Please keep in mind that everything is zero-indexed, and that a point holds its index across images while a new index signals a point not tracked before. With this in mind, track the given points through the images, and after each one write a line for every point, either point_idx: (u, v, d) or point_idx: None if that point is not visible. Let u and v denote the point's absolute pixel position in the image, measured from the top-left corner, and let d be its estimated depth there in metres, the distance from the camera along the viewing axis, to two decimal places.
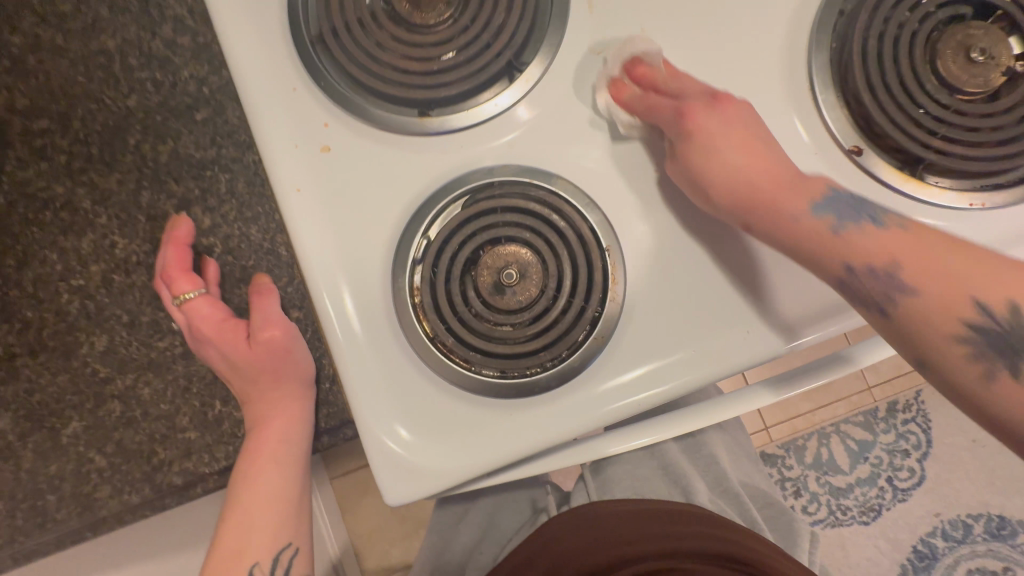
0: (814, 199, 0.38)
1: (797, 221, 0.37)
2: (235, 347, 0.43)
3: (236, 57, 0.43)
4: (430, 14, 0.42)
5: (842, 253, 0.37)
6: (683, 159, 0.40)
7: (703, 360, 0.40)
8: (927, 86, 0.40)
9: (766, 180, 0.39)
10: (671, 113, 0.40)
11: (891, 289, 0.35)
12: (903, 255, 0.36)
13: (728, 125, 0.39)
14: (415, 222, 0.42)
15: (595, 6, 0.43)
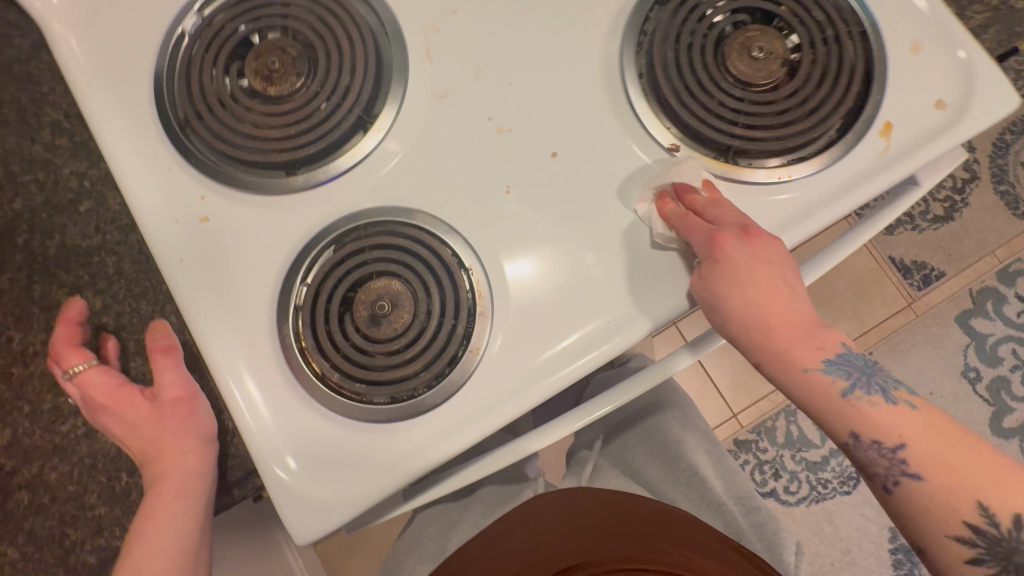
0: (829, 360, 0.39)
1: (812, 380, 0.39)
2: (128, 406, 0.40)
3: (112, 150, 0.47)
4: (284, 86, 0.47)
5: (846, 420, 0.39)
6: (709, 284, 0.42)
7: (572, 351, 0.43)
8: (723, 84, 0.46)
9: (785, 331, 0.40)
10: (705, 237, 0.42)
11: (897, 471, 0.37)
12: (910, 437, 0.37)
13: (755, 261, 0.41)
14: (293, 271, 0.45)
15: (433, 56, 0.48)
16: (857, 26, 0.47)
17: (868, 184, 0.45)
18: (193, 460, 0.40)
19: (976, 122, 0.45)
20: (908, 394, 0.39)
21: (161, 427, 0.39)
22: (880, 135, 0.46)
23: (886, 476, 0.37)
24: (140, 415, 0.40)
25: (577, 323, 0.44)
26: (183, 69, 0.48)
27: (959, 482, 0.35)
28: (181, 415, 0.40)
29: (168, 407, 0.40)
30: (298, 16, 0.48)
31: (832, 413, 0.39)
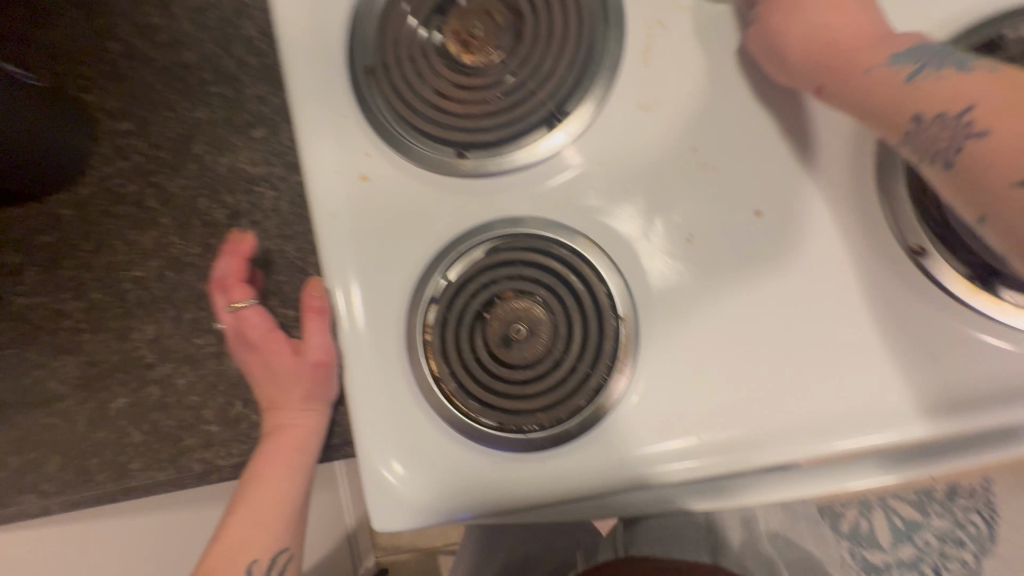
0: (899, 53, 0.32)
1: (874, 73, 0.32)
2: (269, 354, 0.42)
3: (295, 83, 0.45)
4: (479, 57, 0.43)
5: (905, 105, 0.30)
6: (766, 17, 0.38)
7: (713, 447, 0.38)
8: None
9: (847, 36, 0.35)
10: (781, 6, 0.37)
11: (960, 135, 0.28)
12: (994, 108, 0.27)
13: (811, 23, 0.36)
14: (437, 262, 0.42)
15: (652, 58, 0.41)
16: None
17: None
18: (313, 416, 0.43)
19: None
20: (996, 66, 0.29)
21: (296, 383, 0.42)
22: None
23: (947, 149, 0.28)
24: (279, 366, 0.42)
25: (727, 418, 0.38)
26: (383, 12, 0.45)
27: (1019, 111, 0.26)
28: (316, 374, 0.42)
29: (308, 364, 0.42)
30: None
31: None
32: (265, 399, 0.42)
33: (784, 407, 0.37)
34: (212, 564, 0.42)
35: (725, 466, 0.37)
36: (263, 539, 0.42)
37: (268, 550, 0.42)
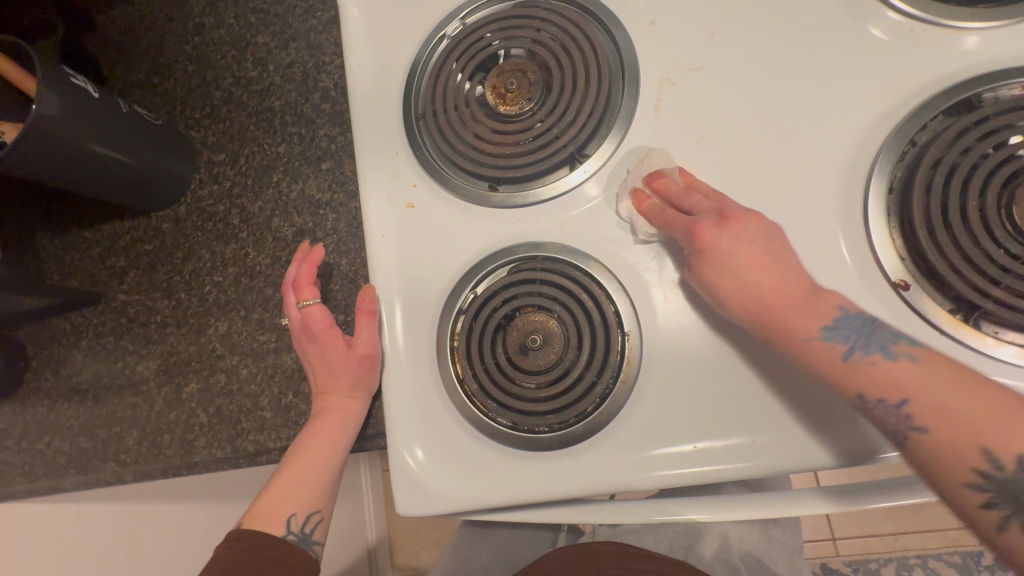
0: (828, 327, 0.38)
1: (795, 328, 0.38)
2: (325, 343, 0.48)
3: (360, 125, 0.54)
4: (514, 105, 0.50)
5: (850, 382, 0.37)
6: (699, 275, 0.42)
7: (709, 454, 0.41)
8: (996, 233, 0.39)
9: (772, 298, 0.39)
10: (684, 232, 0.42)
11: (902, 425, 0.34)
12: (911, 389, 0.35)
13: (736, 243, 0.40)
14: (467, 278, 0.49)
15: (662, 110, 0.47)
16: None
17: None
18: (355, 405, 0.48)
19: None
20: (909, 346, 0.37)
21: (344, 372, 0.47)
22: None
23: (895, 434, 0.34)
24: (332, 356, 0.48)
25: (722, 431, 0.41)
26: (435, 67, 0.53)
27: (969, 434, 0.32)
28: (360, 370, 0.47)
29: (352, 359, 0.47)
30: (546, 42, 0.50)
31: (841, 374, 0.37)
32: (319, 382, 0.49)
33: (775, 422, 0.40)
34: (261, 509, 0.46)
35: (718, 472, 0.40)
36: (303, 497, 0.46)
37: (305, 507, 0.46)
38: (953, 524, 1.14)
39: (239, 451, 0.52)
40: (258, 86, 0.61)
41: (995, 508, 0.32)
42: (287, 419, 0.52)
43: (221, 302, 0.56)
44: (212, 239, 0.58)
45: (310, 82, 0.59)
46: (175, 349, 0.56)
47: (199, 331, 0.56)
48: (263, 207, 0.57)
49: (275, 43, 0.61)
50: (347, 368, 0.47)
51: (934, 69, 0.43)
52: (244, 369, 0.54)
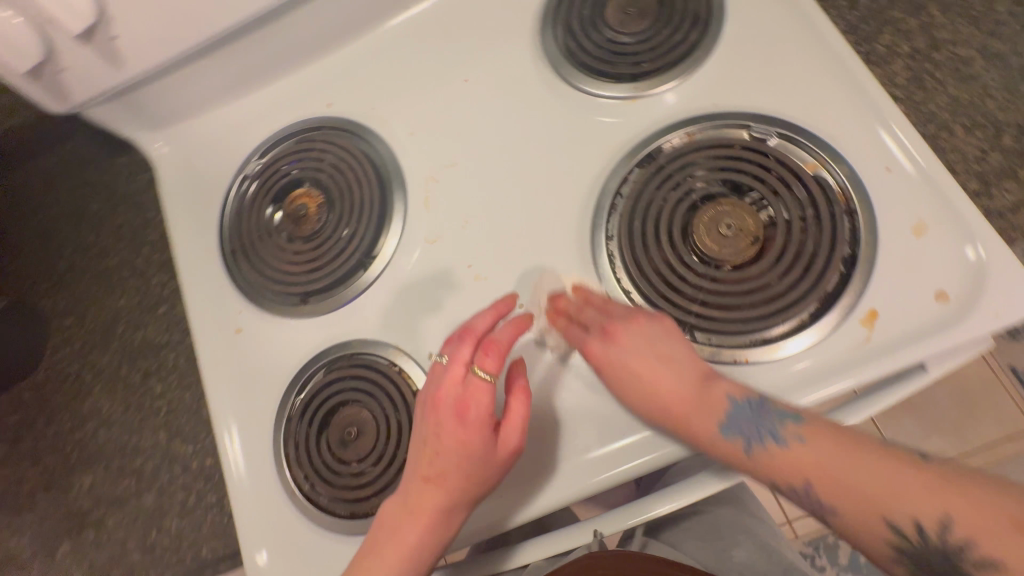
0: (724, 422, 0.39)
1: (713, 444, 0.40)
2: (434, 426, 0.43)
3: (187, 268, 0.60)
4: (309, 228, 0.58)
5: (744, 463, 0.39)
6: (590, 351, 0.45)
7: (627, 452, 0.44)
8: (688, 259, 0.47)
9: (681, 390, 0.41)
10: (586, 329, 0.46)
11: (766, 439, 0.38)
12: (812, 471, 0.35)
13: (637, 344, 0.43)
14: (290, 387, 0.54)
15: (430, 204, 0.56)
16: (848, 205, 0.45)
17: (848, 361, 0.43)
18: (471, 463, 0.42)
19: (984, 321, 0.41)
20: (796, 427, 0.38)
21: (459, 439, 0.42)
22: (862, 323, 0.43)
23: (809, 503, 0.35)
24: (459, 430, 0.42)
25: (558, 458, 0.46)
26: (239, 206, 0.60)
27: (821, 477, 0.35)
28: (483, 428, 0.42)
29: (461, 417, 0.43)
30: (326, 167, 0.59)
31: (746, 464, 0.39)
32: (426, 473, 0.43)
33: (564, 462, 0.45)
34: None
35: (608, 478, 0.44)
36: None
37: None
38: None
39: None
40: (94, 249, 0.65)
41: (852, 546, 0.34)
42: (154, 556, 0.54)
43: (83, 458, 0.59)
44: (70, 401, 0.61)
45: (142, 236, 0.65)
46: (45, 514, 0.59)
47: (64, 492, 0.59)
48: (112, 358, 0.61)
49: (105, 209, 0.66)
50: (459, 429, 0.42)
51: (628, 127, 0.52)
52: (109, 518, 0.57)
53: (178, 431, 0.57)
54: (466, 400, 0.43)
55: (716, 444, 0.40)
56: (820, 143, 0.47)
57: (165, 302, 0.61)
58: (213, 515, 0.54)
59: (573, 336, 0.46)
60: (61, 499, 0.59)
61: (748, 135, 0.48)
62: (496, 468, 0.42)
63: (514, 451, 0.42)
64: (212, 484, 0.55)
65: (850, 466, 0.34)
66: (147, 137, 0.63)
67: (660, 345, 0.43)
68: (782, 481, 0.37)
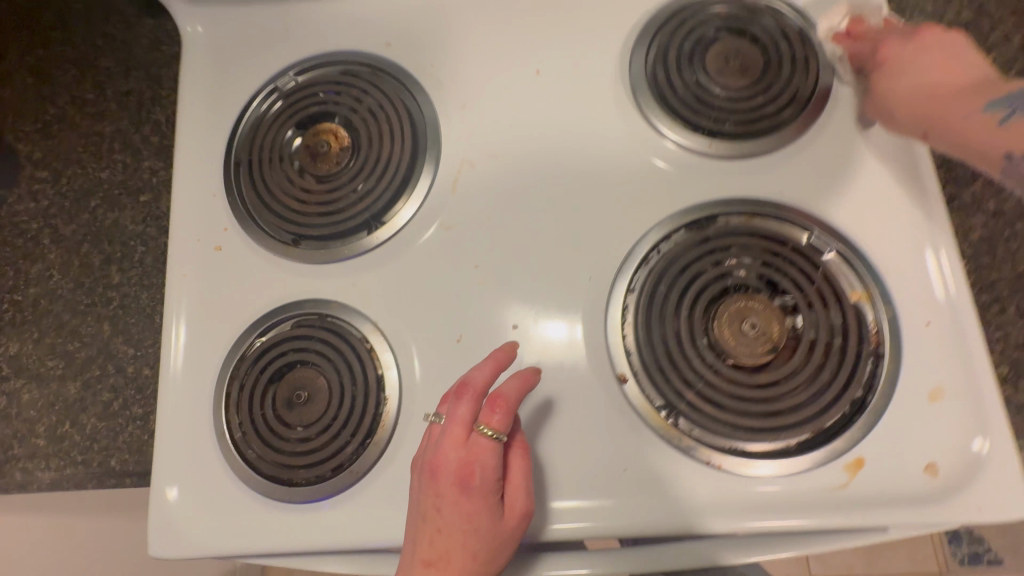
0: (991, 102, 0.40)
1: (966, 123, 0.40)
2: (435, 497, 0.39)
3: (183, 163, 0.55)
4: (326, 168, 0.53)
5: (964, 118, 0.40)
6: (892, 73, 0.44)
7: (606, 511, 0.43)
8: (699, 341, 0.44)
9: (955, 86, 0.42)
10: (873, 46, 0.46)
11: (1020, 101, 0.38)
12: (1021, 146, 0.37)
13: (924, 52, 0.43)
14: (253, 327, 0.50)
15: (457, 188, 0.52)
16: (877, 348, 0.43)
17: (819, 500, 0.41)
18: (473, 538, 0.39)
19: (962, 509, 0.39)
20: None
21: (462, 511, 0.39)
22: (847, 468, 0.41)
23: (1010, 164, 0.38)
24: (468, 495, 0.39)
25: None
26: (259, 118, 0.55)
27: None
28: (489, 494, 0.39)
29: (464, 485, 0.39)
30: (363, 110, 0.54)
31: (982, 137, 0.39)
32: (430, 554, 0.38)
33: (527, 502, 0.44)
34: None
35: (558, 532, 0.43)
36: None
37: None
38: None
39: (5, 480, 0.51)
40: (90, 107, 0.59)
41: None
42: (58, 450, 0.51)
43: (16, 322, 0.55)
44: (19, 256, 0.57)
45: (144, 110, 0.59)
46: None
47: None
48: (76, 230, 0.56)
49: (116, 69, 0.60)
50: (463, 498, 0.39)
51: (688, 184, 0.48)
52: (26, 393, 0.53)
53: (120, 330, 0.53)
54: (473, 467, 0.39)
55: (976, 125, 0.39)
56: (871, 273, 0.44)
57: (150, 190, 0.56)
58: (133, 428, 0.51)
59: (867, 46, 0.46)
60: None
61: (807, 240, 0.45)
62: (513, 524, 0.40)
63: (525, 515, 0.40)
64: (142, 396, 0.51)
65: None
66: (182, 10, 0.57)
67: (957, 52, 0.43)
68: None
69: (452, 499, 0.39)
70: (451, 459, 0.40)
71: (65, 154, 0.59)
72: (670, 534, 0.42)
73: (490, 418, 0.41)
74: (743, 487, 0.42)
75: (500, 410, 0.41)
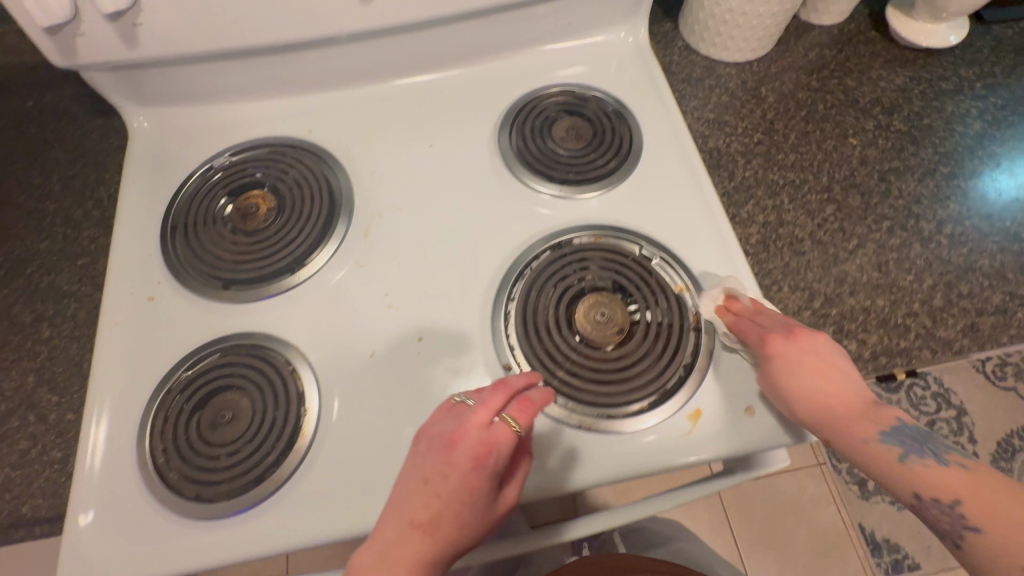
0: (884, 429, 0.40)
1: (870, 448, 0.40)
2: (444, 464, 0.42)
3: (122, 228, 0.63)
4: (254, 225, 0.63)
5: (900, 481, 0.38)
6: (772, 377, 0.47)
7: (549, 473, 0.51)
8: (565, 332, 0.56)
9: (843, 404, 0.43)
10: (757, 338, 0.49)
11: (913, 453, 0.39)
12: (966, 494, 0.35)
13: (803, 356, 0.45)
14: (180, 361, 0.56)
15: (369, 234, 0.63)
16: (697, 325, 0.56)
17: (673, 447, 0.51)
18: (468, 511, 0.42)
19: (775, 437, 0.51)
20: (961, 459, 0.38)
21: (467, 483, 0.42)
22: (687, 418, 0.52)
23: (950, 531, 0.34)
24: (477, 476, 0.43)
25: None
26: (195, 189, 0.65)
27: (993, 506, 0.33)
28: (492, 477, 0.43)
29: (477, 462, 0.43)
30: (288, 179, 0.65)
31: (896, 477, 0.38)
32: (423, 517, 0.41)
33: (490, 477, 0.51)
34: None
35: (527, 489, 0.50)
36: None
37: None
38: None
39: None
40: (37, 191, 0.67)
41: None
42: None
43: None
44: None
45: (87, 190, 0.67)
46: None
47: None
48: (8, 295, 0.61)
49: (64, 159, 0.69)
50: (472, 473, 0.42)
51: (550, 219, 0.63)
52: None
53: (44, 381, 0.56)
54: (490, 447, 0.43)
55: (896, 465, 0.38)
56: (687, 270, 0.58)
57: (88, 255, 0.63)
58: (50, 471, 0.52)
59: (744, 329, 0.51)
60: None
61: (639, 251, 0.59)
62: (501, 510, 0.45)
63: (511, 506, 0.45)
64: (62, 440, 0.53)
65: (985, 511, 0.34)
66: (132, 110, 0.69)
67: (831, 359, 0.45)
68: None
69: (460, 471, 0.42)
70: (472, 432, 0.43)
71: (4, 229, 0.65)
72: (554, 491, 0.50)
73: (518, 410, 0.46)
74: (615, 445, 0.52)
75: (524, 406, 0.46)
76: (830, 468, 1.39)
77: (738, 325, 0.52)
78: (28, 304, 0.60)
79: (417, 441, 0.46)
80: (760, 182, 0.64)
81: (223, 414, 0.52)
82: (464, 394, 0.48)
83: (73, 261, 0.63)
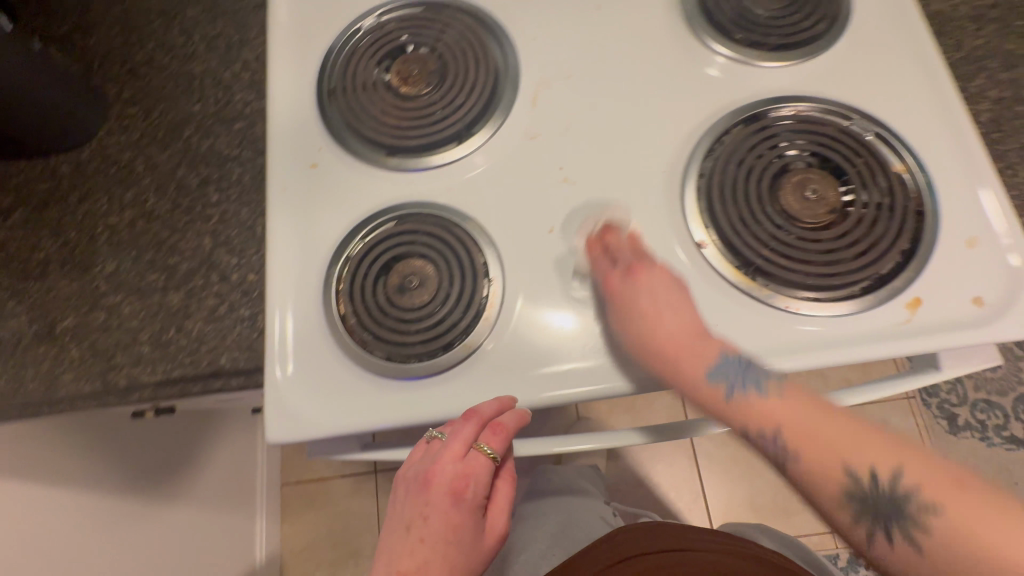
0: (710, 364, 0.46)
1: (701, 390, 0.46)
2: (424, 506, 0.46)
3: (277, 91, 0.60)
4: (413, 91, 0.59)
5: (735, 419, 0.45)
6: (622, 323, 0.49)
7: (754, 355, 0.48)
8: (768, 210, 0.51)
9: (684, 335, 0.47)
10: (620, 273, 0.50)
11: (751, 385, 0.44)
12: (787, 423, 0.42)
13: (644, 293, 0.48)
14: (356, 229, 0.54)
15: (537, 103, 0.58)
16: (919, 207, 0.50)
17: (888, 334, 0.47)
18: (453, 549, 0.45)
19: (1009, 328, 0.46)
20: (779, 385, 0.44)
21: (449, 521, 0.46)
22: (906, 306, 0.48)
23: (777, 462, 0.42)
24: (456, 511, 0.46)
25: (609, 352, 0.49)
26: (349, 52, 0.61)
27: (833, 450, 0.40)
28: (472, 508, 0.46)
29: (455, 496, 0.46)
30: (444, 42, 0.60)
31: (726, 414, 0.45)
32: (411, 562, 0.44)
33: None
34: None
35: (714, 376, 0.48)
36: None
37: None
38: (813, 530, 1.31)
39: (110, 385, 0.52)
40: (179, 51, 0.64)
41: (879, 539, 0.40)
42: (164, 354, 0.52)
43: (113, 242, 0.57)
44: (113, 183, 0.59)
45: (232, 52, 0.64)
46: (54, 286, 0.56)
47: (82, 270, 0.56)
48: (170, 157, 0.60)
49: (203, 18, 0.65)
50: (451, 510, 0.46)
51: (742, 89, 0.56)
52: (127, 306, 0.55)
53: (222, 243, 0.56)
54: (464, 484, 0.46)
55: (725, 404, 0.45)
56: (908, 148, 0.52)
57: (243, 119, 0.61)
58: (242, 327, 0.53)
59: (605, 268, 0.50)
60: (75, 273, 0.56)
61: (848, 125, 0.53)
62: (490, 542, 0.47)
63: (500, 538, 0.48)
64: (249, 299, 0.54)
65: (821, 446, 0.41)
66: None
67: (674, 291, 0.49)
68: (896, 518, 0.38)
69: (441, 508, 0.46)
70: (443, 480, 0.46)
71: (155, 92, 0.63)
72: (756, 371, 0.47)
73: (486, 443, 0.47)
74: (826, 329, 0.48)
75: (491, 439, 0.46)
76: (918, 401, 1.37)
77: (603, 253, 0.51)
78: (190, 167, 0.59)
79: (399, 483, 0.50)
80: (993, 53, 0.55)
81: (403, 287, 0.51)
82: (438, 426, 0.50)
83: (229, 126, 0.60)
